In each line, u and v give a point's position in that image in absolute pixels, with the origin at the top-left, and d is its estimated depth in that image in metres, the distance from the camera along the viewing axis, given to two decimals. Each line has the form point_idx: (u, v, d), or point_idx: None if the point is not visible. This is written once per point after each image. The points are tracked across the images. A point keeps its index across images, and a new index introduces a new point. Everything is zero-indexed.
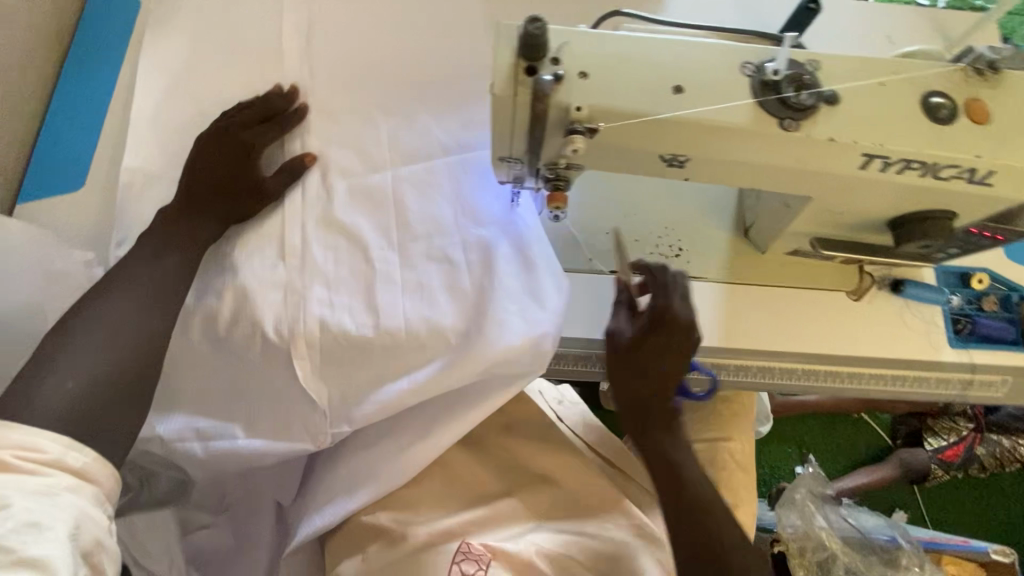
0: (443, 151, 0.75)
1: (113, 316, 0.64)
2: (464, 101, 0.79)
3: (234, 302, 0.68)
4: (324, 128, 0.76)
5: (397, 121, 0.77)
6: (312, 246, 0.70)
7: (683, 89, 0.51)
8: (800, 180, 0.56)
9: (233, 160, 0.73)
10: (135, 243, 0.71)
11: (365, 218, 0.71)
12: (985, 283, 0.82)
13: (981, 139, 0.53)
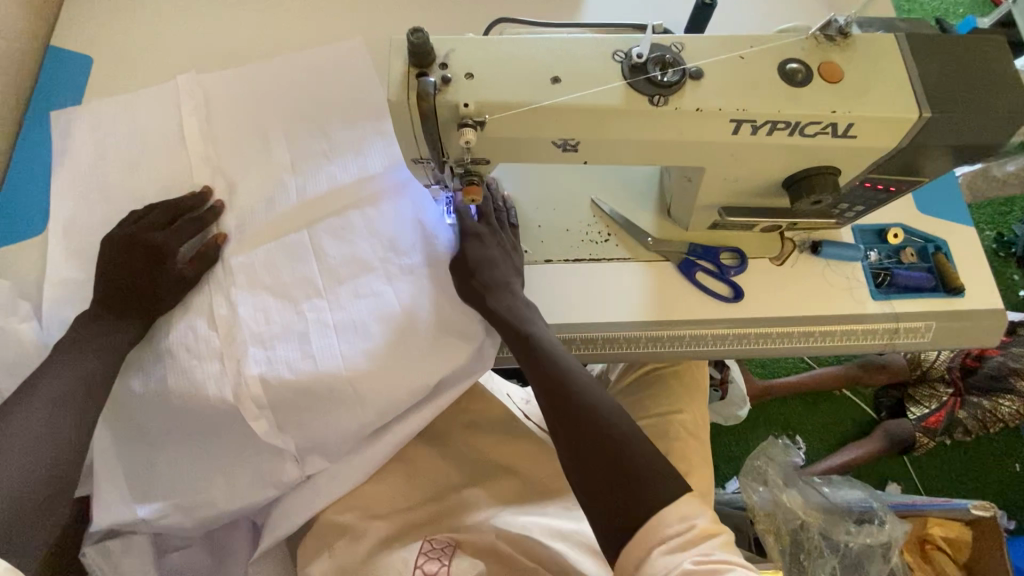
0: (348, 190, 0.82)
1: (30, 422, 0.63)
2: (362, 136, 0.86)
3: (181, 373, 0.72)
4: (246, 181, 0.83)
5: (313, 163, 0.84)
6: (240, 309, 0.75)
7: (561, 79, 0.57)
8: (685, 151, 0.62)
9: (134, 262, 0.75)
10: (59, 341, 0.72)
11: (288, 271, 0.77)
12: (900, 237, 0.87)
13: (835, 97, 0.59)
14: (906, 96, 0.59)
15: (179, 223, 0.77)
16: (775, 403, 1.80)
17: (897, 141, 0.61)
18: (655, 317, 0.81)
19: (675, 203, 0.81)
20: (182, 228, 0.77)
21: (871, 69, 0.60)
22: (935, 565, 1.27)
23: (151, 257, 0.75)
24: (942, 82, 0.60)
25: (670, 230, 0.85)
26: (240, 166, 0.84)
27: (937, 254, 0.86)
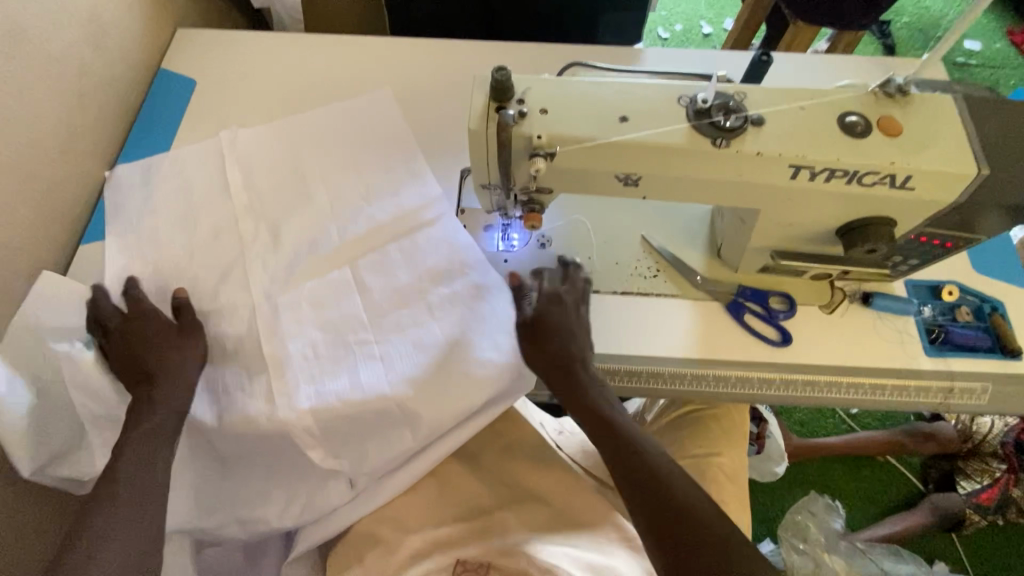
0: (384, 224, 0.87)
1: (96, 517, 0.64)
2: (394, 171, 0.92)
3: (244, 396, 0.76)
4: (292, 211, 0.88)
5: (354, 193, 0.89)
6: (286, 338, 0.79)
7: (628, 119, 0.61)
8: (743, 193, 0.65)
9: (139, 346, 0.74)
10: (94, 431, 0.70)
11: (332, 300, 0.82)
12: (955, 295, 0.86)
13: (894, 150, 0.61)
14: (965, 153, 0.61)
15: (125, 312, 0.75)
16: (814, 464, 1.72)
17: (955, 195, 0.63)
18: (699, 353, 0.81)
19: (725, 244, 0.83)
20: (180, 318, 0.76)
21: (930, 125, 0.62)
22: None
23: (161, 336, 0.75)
24: (1001, 141, 0.62)
25: (719, 269, 0.86)
26: (291, 198, 0.89)
27: (994, 315, 0.85)
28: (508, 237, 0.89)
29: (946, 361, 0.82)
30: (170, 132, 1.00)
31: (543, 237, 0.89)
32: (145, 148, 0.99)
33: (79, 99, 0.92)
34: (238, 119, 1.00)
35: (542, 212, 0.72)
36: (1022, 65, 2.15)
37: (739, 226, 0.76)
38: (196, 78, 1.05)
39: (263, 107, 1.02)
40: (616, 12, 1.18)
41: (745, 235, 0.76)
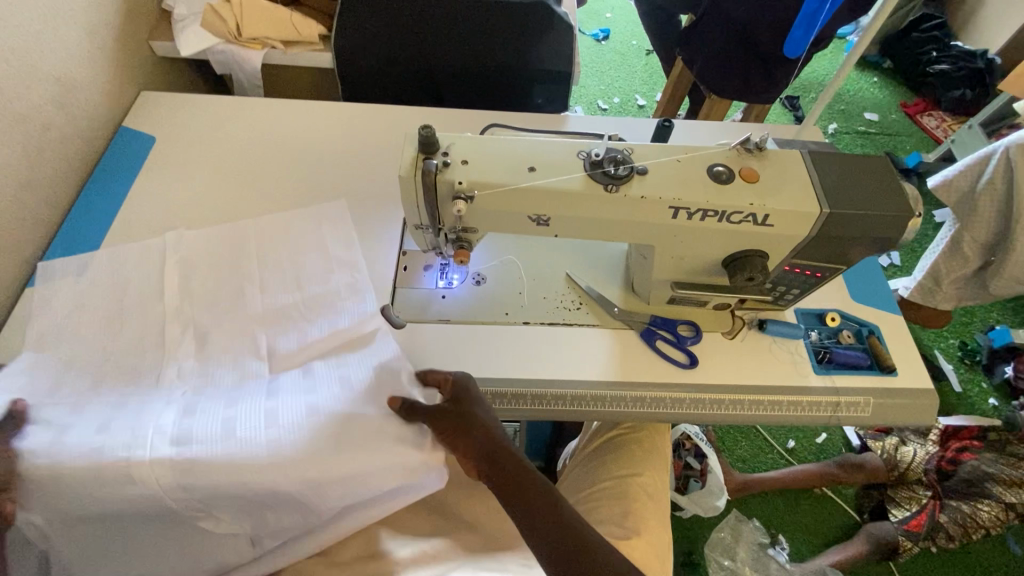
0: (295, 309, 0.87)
1: None
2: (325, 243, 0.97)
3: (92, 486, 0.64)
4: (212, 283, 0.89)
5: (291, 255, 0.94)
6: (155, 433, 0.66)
7: (536, 168, 0.73)
8: (637, 230, 0.76)
9: None
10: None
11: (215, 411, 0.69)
12: (837, 320, 0.99)
13: (753, 194, 0.74)
14: (810, 196, 0.75)
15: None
16: (757, 499, 1.78)
17: (807, 230, 0.76)
18: (617, 376, 0.90)
19: (636, 278, 0.94)
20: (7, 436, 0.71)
21: (781, 174, 0.76)
22: None
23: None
24: (839, 186, 0.76)
25: (633, 302, 0.97)
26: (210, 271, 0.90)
27: (870, 337, 0.97)
28: (448, 276, 0.97)
29: (832, 378, 0.93)
30: (128, 181, 1.06)
31: (478, 275, 0.98)
32: (102, 195, 1.04)
33: (44, 155, 0.99)
34: (196, 172, 1.08)
35: (470, 249, 0.81)
36: (911, 134, 2.49)
37: (642, 263, 0.88)
38: (158, 135, 1.13)
39: (221, 162, 1.10)
40: (547, 84, 1.35)
41: (648, 272, 0.87)
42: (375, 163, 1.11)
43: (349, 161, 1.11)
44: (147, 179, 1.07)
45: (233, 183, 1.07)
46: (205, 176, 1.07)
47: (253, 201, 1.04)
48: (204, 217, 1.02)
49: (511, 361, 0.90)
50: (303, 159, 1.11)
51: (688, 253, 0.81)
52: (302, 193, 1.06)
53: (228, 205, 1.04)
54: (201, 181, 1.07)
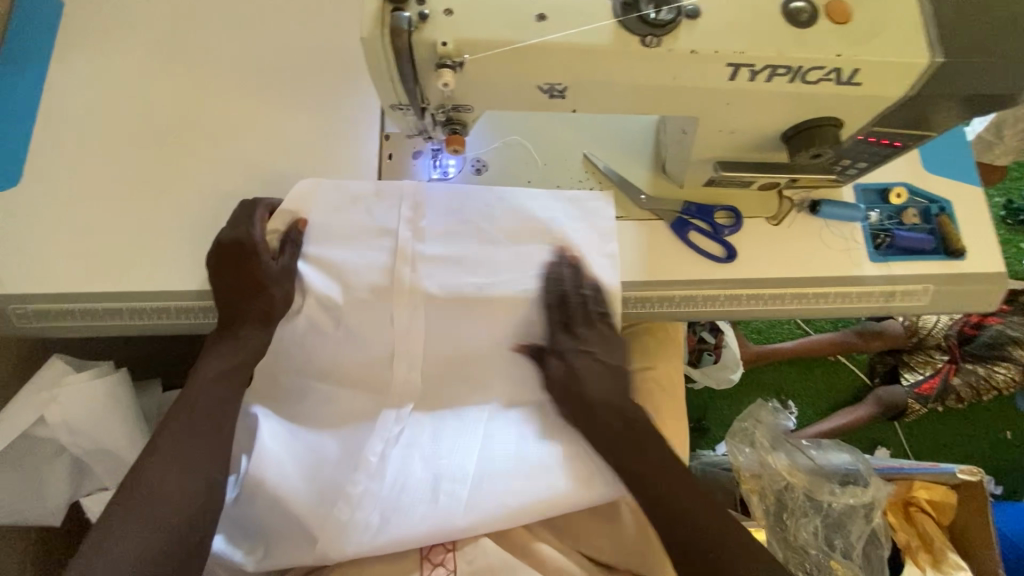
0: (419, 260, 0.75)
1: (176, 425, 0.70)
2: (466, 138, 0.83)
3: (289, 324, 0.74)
4: None
5: (324, 167, 0.81)
6: (337, 244, 0.75)
7: (546, 16, 0.53)
8: (683, 99, 0.59)
9: (226, 274, 0.73)
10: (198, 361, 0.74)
11: (360, 247, 0.75)
12: (903, 197, 0.84)
13: (840, 39, 0.55)
14: (915, 39, 0.56)
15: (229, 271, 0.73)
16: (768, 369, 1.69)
17: (902, 90, 0.58)
18: (645, 276, 0.78)
19: (669, 157, 0.78)
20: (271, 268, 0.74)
21: (881, 10, 0.56)
22: (918, 526, 1.24)
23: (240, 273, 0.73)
24: (956, 23, 0.56)
25: (663, 187, 0.82)
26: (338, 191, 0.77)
27: (941, 216, 0.83)
28: (441, 163, 0.81)
29: (892, 266, 0.81)
30: (42, 58, 0.84)
31: (478, 162, 0.82)
32: (15, 78, 0.83)
33: None
34: (124, 40, 0.86)
35: (465, 133, 0.65)
36: None
37: (679, 141, 0.71)
38: None
39: (147, 26, 0.87)
40: None
41: (686, 152, 0.71)
42: (341, 20, 0.88)
43: (307, 18, 0.88)
44: (65, 52, 0.84)
45: (171, 54, 0.85)
46: (136, 46, 0.85)
47: (200, 77, 0.84)
48: (146, 103, 0.82)
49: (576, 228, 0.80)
50: (249, 18, 0.87)
51: (744, 129, 0.64)
52: (255, 64, 0.85)
53: (172, 84, 0.83)
54: (133, 52, 0.85)
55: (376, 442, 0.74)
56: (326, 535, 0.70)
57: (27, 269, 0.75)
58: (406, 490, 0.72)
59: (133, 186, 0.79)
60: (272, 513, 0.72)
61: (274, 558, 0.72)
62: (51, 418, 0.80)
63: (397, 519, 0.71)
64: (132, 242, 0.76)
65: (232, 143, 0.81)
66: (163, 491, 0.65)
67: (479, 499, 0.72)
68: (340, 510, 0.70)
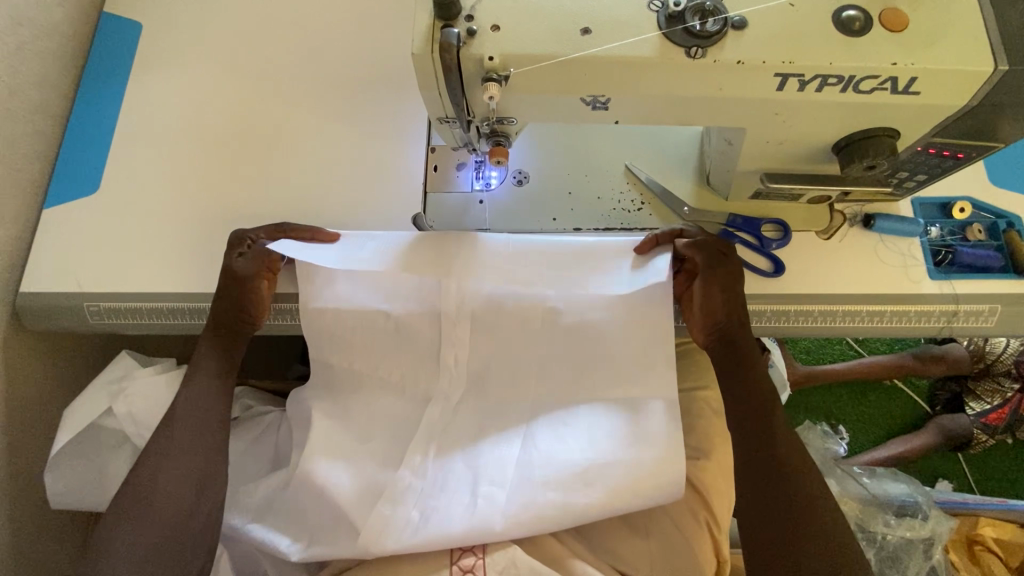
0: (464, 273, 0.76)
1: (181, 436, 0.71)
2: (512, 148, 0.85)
3: (335, 328, 0.77)
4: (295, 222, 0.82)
5: (372, 178, 0.84)
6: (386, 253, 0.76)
7: (591, 29, 0.54)
8: (729, 110, 0.58)
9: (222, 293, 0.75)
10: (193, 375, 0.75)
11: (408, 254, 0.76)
12: (967, 212, 0.79)
13: (897, 47, 0.53)
14: (980, 46, 0.53)
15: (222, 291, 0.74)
16: (818, 392, 1.58)
17: (965, 98, 0.55)
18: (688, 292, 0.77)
19: (714, 170, 0.77)
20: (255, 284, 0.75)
21: (942, 17, 0.54)
22: (984, 568, 1.14)
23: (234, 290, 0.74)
24: None
25: (706, 199, 0.81)
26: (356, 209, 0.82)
27: (1009, 232, 0.78)
28: (484, 175, 0.82)
29: (955, 284, 0.77)
30: (123, 77, 0.91)
31: (520, 174, 0.83)
32: (99, 96, 0.90)
33: (34, 55, 0.85)
34: (194, 59, 0.92)
35: (508, 145, 0.66)
36: None
37: (724, 153, 0.70)
38: (145, 13, 0.95)
39: (216, 45, 0.93)
40: None
41: (732, 165, 0.70)
42: (392, 38, 0.92)
43: (360, 37, 0.92)
44: (143, 71, 0.91)
45: (237, 72, 0.91)
46: (206, 66, 0.91)
47: (262, 94, 0.89)
48: (212, 118, 0.88)
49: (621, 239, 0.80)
50: (307, 37, 0.92)
51: (794, 141, 0.63)
52: (312, 81, 0.90)
53: (237, 100, 0.89)
54: (203, 71, 0.91)
55: (419, 439, 0.76)
56: (370, 526, 0.71)
57: (103, 270, 0.81)
58: (448, 488, 0.73)
59: (198, 196, 0.84)
60: (320, 501, 0.75)
61: (319, 547, 0.73)
62: (115, 408, 0.86)
63: (437, 517, 0.71)
64: (196, 247, 0.82)
65: (289, 156, 0.85)
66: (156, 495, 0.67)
67: (519, 502, 0.71)
68: (383, 505, 0.72)
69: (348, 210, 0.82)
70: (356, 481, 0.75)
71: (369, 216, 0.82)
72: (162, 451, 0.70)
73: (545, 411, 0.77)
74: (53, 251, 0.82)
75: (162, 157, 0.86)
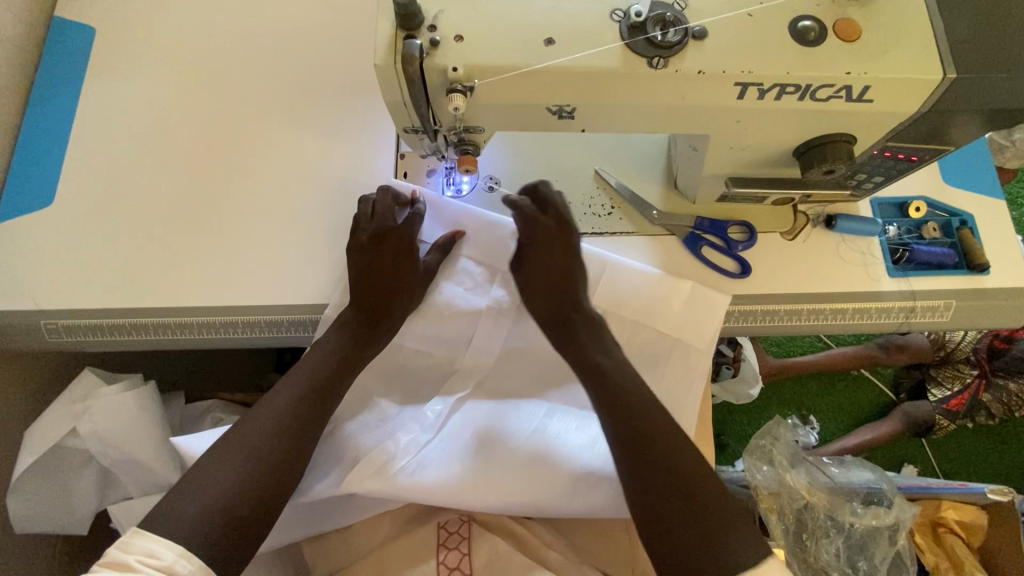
0: (466, 279, 0.81)
1: (288, 398, 0.72)
2: (493, 147, 0.85)
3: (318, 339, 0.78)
4: (262, 232, 0.80)
5: (341, 186, 0.83)
6: None
7: (555, 40, 0.54)
8: (693, 118, 0.59)
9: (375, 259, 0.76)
10: (327, 336, 0.76)
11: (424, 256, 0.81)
12: (922, 211, 0.82)
13: (851, 58, 0.55)
14: (928, 55, 0.55)
15: (369, 257, 0.76)
16: (789, 383, 1.62)
17: (916, 106, 0.57)
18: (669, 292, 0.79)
19: (681, 174, 0.79)
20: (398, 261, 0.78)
21: (892, 28, 0.55)
22: (947, 549, 1.20)
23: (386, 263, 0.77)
24: (971, 37, 0.55)
25: (674, 202, 0.82)
26: (329, 218, 0.81)
27: (962, 229, 0.81)
28: (455, 181, 0.83)
29: (914, 280, 0.80)
30: (77, 86, 0.88)
31: (492, 179, 0.84)
32: (51, 105, 0.87)
33: None
34: (153, 66, 0.89)
35: (476, 153, 0.66)
36: None
37: (690, 159, 0.72)
38: (99, 18, 0.92)
39: (175, 51, 0.90)
40: None
41: (698, 170, 0.71)
42: (359, 43, 0.90)
43: (326, 42, 0.90)
44: (98, 79, 0.88)
45: (197, 79, 0.88)
46: (165, 72, 0.89)
47: (225, 102, 0.87)
48: (174, 127, 0.86)
49: (597, 241, 0.81)
50: (271, 42, 0.90)
51: (757, 147, 0.64)
52: (277, 88, 0.88)
53: (198, 108, 0.87)
54: (162, 78, 0.88)
55: (437, 402, 0.79)
56: (363, 468, 0.73)
57: (61, 287, 0.78)
58: (451, 443, 0.77)
59: (161, 208, 0.82)
60: (323, 450, 0.77)
61: (307, 491, 0.76)
62: (80, 425, 0.83)
63: (431, 469, 0.74)
64: (159, 260, 0.79)
65: (254, 165, 0.84)
66: (246, 461, 0.66)
67: (514, 477, 0.74)
68: (384, 457, 0.74)
69: (317, 219, 0.81)
70: (356, 450, 0.76)
71: (339, 224, 0.81)
72: (266, 407, 0.71)
73: (563, 409, 0.80)
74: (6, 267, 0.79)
75: (121, 169, 0.84)
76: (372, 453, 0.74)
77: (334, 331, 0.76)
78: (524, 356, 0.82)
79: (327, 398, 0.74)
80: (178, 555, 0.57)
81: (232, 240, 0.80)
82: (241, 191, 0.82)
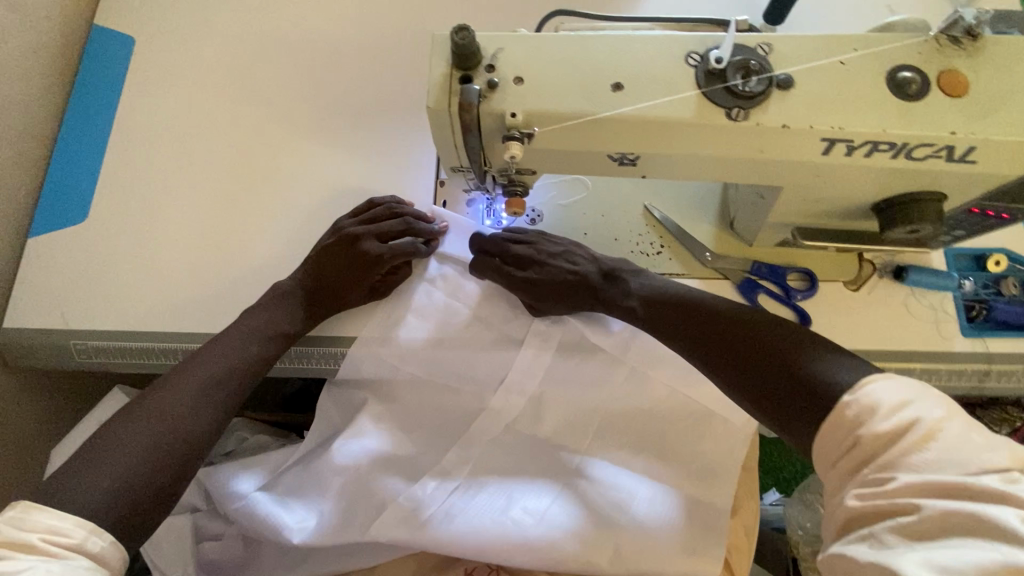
0: (503, 319, 0.77)
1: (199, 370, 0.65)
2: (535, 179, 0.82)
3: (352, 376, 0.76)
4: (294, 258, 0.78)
5: None
6: (426, 297, 0.77)
7: (623, 85, 0.50)
8: (767, 171, 0.54)
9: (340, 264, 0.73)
10: (252, 311, 0.72)
11: (461, 291, 0.77)
12: (1003, 265, 0.75)
13: (955, 115, 0.49)
14: None
15: (336, 259, 0.73)
16: None
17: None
18: None
19: (739, 216, 0.74)
20: (354, 259, 0.72)
21: (1004, 83, 0.49)
22: None
23: (347, 263, 0.73)
24: None
25: (727, 244, 0.77)
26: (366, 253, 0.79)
27: None
28: (496, 212, 0.80)
29: (991, 342, 0.73)
30: (114, 98, 0.86)
31: (533, 211, 0.80)
32: (88, 115, 0.85)
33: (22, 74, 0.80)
34: (192, 79, 0.87)
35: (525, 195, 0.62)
36: None
37: (753, 203, 0.66)
38: (141, 28, 0.90)
39: (215, 65, 0.88)
40: None
41: (763, 217, 0.65)
42: (402, 62, 0.87)
43: (367, 60, 0.87)
44: (137, 90, 0.86)
45: (235, 94, 0.86)
46: (204, 87, 0.86)
47: (263, 119, 0.84)
48: (209, 143, 0.83)
49: None
50: (312, 58, 0.87)
51: (832, 201, 0.59)
52: (315, 106, 0.85)
53: (236, 125, 0.84)
54: (201, 92, 0.86)
55: (468, 445, 0.76)
56: (390, 516, 0.71)
57: (90, 305, 0.77)
58: (481, 491, 0.73)
59: (195, 227, 0.79)
60: (350, 495, 0.75)
61: (333, 531, 0.73)
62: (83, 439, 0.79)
63: (461, 518, 0.71)
64: (190, 283, 0.77)
65: (289, 186, 0.81)
66: (158, 431, 0.60)
67: (546, 537, 0.70)
68: (410, 508, 0.72)
69: None
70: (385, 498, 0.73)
71: None
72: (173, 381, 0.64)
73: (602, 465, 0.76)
74: (39, 282, 0.78)
75: (155, 185, 0.82)
76: (396, 504, 0.72)
77: (265, 306, 0.72)
78: (561, 402, 0.77)
79: (258, 367, 0.69)
80: (90, 530, 0.51)
81: (263, 265, 0.77)
82: (274, 214, 0.80)
